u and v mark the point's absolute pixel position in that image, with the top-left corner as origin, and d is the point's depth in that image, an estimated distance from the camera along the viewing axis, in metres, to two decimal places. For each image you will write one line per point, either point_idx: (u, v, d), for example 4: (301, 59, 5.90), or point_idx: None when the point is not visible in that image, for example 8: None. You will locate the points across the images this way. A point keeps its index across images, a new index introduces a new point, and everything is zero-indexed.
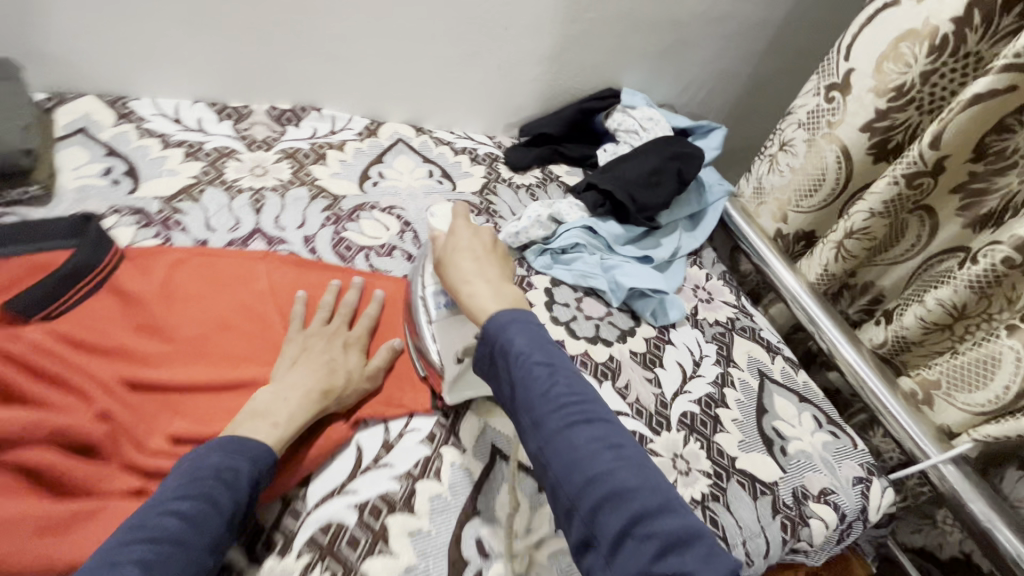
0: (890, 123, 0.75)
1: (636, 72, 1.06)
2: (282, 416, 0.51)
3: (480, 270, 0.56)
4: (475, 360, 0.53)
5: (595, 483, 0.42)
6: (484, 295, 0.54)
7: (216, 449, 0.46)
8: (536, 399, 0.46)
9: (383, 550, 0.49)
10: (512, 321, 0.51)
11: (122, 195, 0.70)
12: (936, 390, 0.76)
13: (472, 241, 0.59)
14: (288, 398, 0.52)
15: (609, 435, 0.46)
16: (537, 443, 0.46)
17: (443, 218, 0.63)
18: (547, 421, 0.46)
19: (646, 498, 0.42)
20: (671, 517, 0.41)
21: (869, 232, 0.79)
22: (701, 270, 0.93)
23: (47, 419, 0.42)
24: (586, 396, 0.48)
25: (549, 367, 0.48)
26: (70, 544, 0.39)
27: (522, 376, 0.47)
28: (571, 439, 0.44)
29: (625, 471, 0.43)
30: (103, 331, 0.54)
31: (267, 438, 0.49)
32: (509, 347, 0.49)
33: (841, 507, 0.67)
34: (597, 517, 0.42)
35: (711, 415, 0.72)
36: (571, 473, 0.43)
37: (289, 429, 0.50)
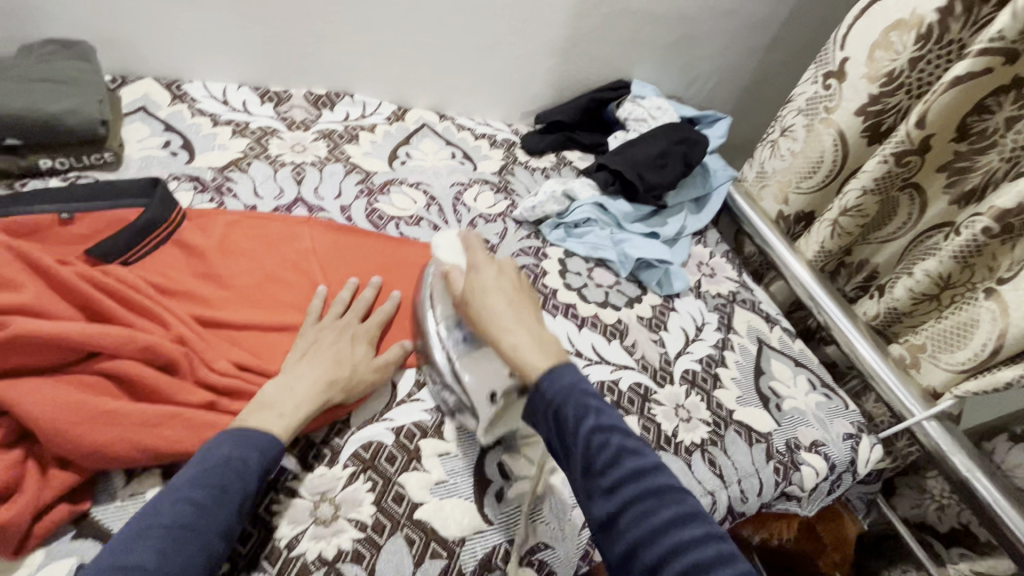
0: (882, 107, 0.81)
1: (646, 64, 1.13)
2: (288, 406, 0.50)
3: (515, 313, 0.53)
4: (528, 417, 0.49)
5: (675, 554, 0.39)
6: (528, 344, 0.51)
7: (228, 440, 0.45)
8: (603, 467, 0.43)
9: (418, 467, 0.55)
10: (566, 383, 0.47)
11: (180, 165, 0.78)
12: (923, 354, 0.82)
13: (499, 280, 0.56)
14: (294, 388, 0.52)
15: (683, 502, 0.42)
16: (606, 511, 0.42)
17: (451, 250, 0.61)
18: (617, 489, 0.42)
19: (731, 569, 0.38)
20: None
21: (861, 210, 0.85)
22: (705, 248, 0.99)
23: (137, 338, 0.49)
24: (654, 462, 0.44)
25: (611, 431, 0.44)
26: (155, 436, 0.46)
27: (584, 443, 0.44)
28: (644, 509, 0.41)
29: (708, 545, 0.39)
30: (171, 277, 0.62)
31: (272, 427, 0.48)
32: (568, 411, 0.45)
33: (831, 457, 0.73)
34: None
35: (711, 373, 0.78)
36: (648, 542, 0.40)
37: (296, 418, 0.50)
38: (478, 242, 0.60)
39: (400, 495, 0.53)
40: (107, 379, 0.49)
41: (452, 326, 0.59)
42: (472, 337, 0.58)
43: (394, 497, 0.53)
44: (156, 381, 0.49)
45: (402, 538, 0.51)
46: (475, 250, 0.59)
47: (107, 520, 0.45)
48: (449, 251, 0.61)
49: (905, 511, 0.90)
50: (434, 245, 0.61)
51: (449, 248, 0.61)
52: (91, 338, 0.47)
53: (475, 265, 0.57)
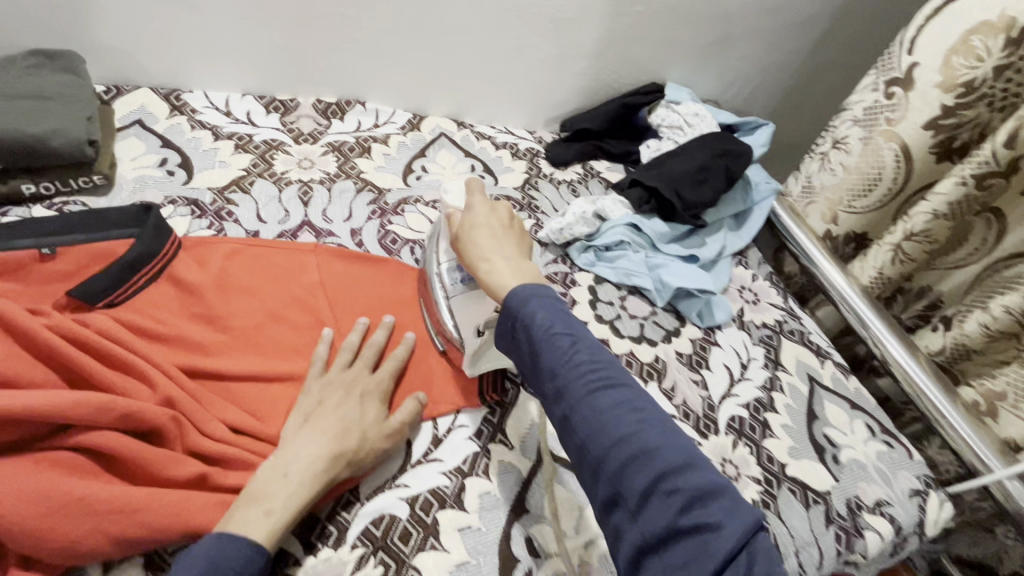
0: (956, 120, 0.72)
1: (682, 66, 1.04)
2: (278, 501, 0.43)
3: (499, 246, 0.54)
4: (496, 335, 0.50)
5: (621, 444, 0.41)
6: (504, 273, 0.52)
7: (198, 557, 0.39)
8: (559, 369, 0.44)
9: (435, 546, 0.49)
10: (529, 294, 0.48)
11: (177, 186, 0.72)
12: (1001, 402, 0.75)
13: (491, 216, 0.57)
14: (289, 474, 0.45)
15: (632, 398, 0.43)
16: (560, 411, 0.44)
17: (457, 194, 0.60)
18: (571, 388, 0.44)
19: (673, 454, 0.41)
20: (697, 473, 0.40)
21: (930, 235, 0.76)
22: (747, 270, 0.91)
23: (116, 405, 0.43)
24: (608, 361, 0.45)
25: (570, 336, 0.46)
26: (135, 522, 0.40)
27: (542, 347, 0.45)
28: (596, 406, 0.43)
29: (651, 434, 0.41)
30: (162, 319, 0.56)
31: (257, 531, 0.41)
32: (529, 320, 0.46)
33: (897, 520, 0.65)
34: (622, 475, 0.40)
35: (760, 420, 0.70)
36: (597, 435, 0.42)
37: (286, 516, 0.43)
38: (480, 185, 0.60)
39: None
40: (82, 455, 0.42)
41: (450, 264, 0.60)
42: (470, 278, 0.58)
43: None
44: (139, 453, 0.43)
45: None
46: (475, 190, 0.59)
47: None
48: (455, 192, 0.61)
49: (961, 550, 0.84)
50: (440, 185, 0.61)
51: (454, 190, 0.60)
52: (63, 409, 0.41)
53: (471, 201, 0.58)
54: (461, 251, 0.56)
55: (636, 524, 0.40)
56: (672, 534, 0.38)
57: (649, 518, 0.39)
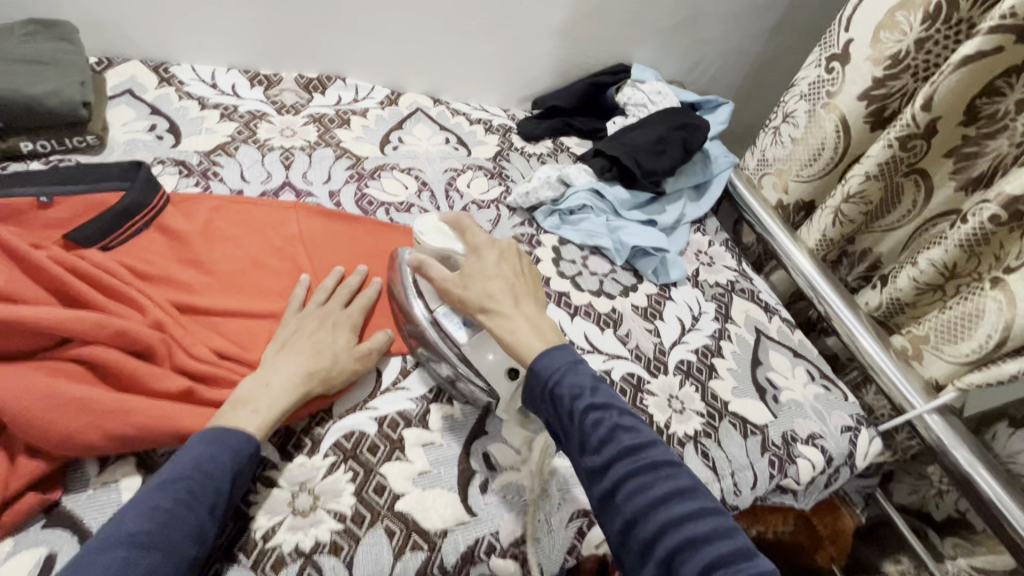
0: (886, 90, 0.78)
1: (647, 48, 1.10)
2: (263, 403, 0.49)
3: (514, 299, 0.55)
4: (527, 399, 0.52)
5: (668, 529, 0.42)
6: (525, 334, 0.52)
7: (201, 441, 0.44)
8: (598, 444, 0.46)
9: (400, 457, 0.54)
10: (561, 363, 0.50)
11: (166, 149, 0.77)
12: (925, 345, 0.81)
13: (499, 267, 0.57)
14: (271, 384, 0.50)
15: (676, 479, 0.44)
16: (604, 487, 0.45)
17: (434, 234, 0.62)
18: (613, 467, 0.45)
19: (721, 543, 0.41)
20: (747, 563, 0.41)
21: (865, 196, 0.82)
22: (704, 236, 0.97)
23: (110, 322, 0.48)
24: (648, 439, 0.47)
25: (606, 410, 0.47)
26: (129, 421, 0.45)
27: (580, 421, 0.47)
28: (640, 485, 0.44)
29: (698, 522, 0.42)
30: (152, 262, 0.61)
31: (248, 425, 0.47)
32: (565, 394, 0.48)
33: (829, 451, 0.71)
34: (673, 561, 0.41)
35: (707, 363, 0.76)
36: (644, 517, 0.43)
37: (270, 415, 0.48)
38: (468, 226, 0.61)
39: (381, 486, 0.52)
40: (81, 366, 0.48)
41: (447, 311, 0.58)
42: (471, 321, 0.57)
43: (375, 488, 0.52)
44: (131, 368, 0.48)
45: (382, 530, 0.50)
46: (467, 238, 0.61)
47: (79, 510, 0.44)
48: (436, 237, 0.61)
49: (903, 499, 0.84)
50: (418, 231, 0.62)
51: (437, 235, 0.61)
52: (63, 324, 0.46)
53: (475, 252, 0.58)
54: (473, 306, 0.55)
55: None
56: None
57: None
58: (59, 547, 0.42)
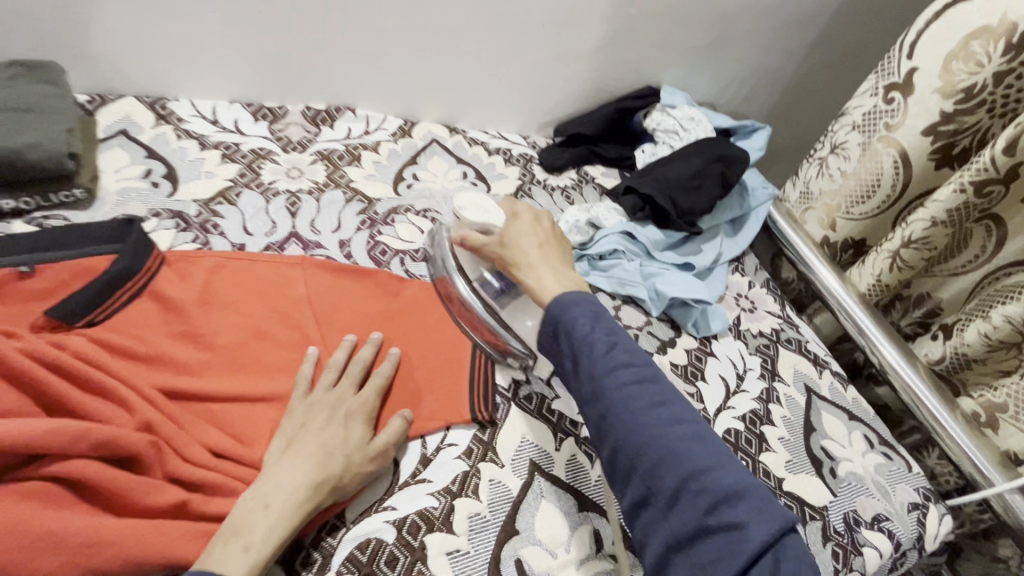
0: (956, 126, 0.71)
1: (677, 69, 1.02)
2: (258, 535, 0.42)
3: (543, 255, 0.60)
4: (539, 339, 0.54)
5: (652, 445, 0.43)
6: (548, 280, 0.57)
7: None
8: (596, 372, 0.47)
9: (423, 571, 0.48)
10: (570, 298, 0.52)
11: (162, 198, 0.71)
12: (1002, 413, 0.74)
13: (534, 227, 0.63)
14: (272, 505, 0.44)
15: (665, 401, 0.46)
16: (596, 410, 0.47)
17: (471, 208, 0.68)
18: (605, 390, 0.46)
19: (701, 458, 0.42)
20: (725, 476, 0.42)
21: (929, 242, 0.74)
22: (743, 278, 0.89)
23: (94, 432, 0.42)
24: (642, 367, 0.48)
25: (604, 336, 0.49)
26: (114, 556, 0.39)
27: (580, 347, 0.49)
28: (628, 407, 0.45)
29: (683, 439, 0.43)
30: (145, 338, 0.55)
31: (242, 566, 0.41)
32: (570, 326, 0.50)
33: (896, 535, 0.64)
34: (654, 475, 0.42)
35: (756, 433, 0.69)
36: (630, 435, 0.44)
37: (268, 548, 0.42)
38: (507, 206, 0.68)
39: None
40: (60, 485, 0.42)
41: (489, 275, 0.68)
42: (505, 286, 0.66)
43: None
44: (115, 483, 0.42)
45: None
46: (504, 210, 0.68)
47: None
48: (475, 213, 0.68)
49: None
50: (459, 207, 0.68)
51: (476, 209, 0.68)
52: (37, 440, 0.40)
53: (513, 215, 0.64)
54: (506, 262, 0.62)
55: (667, 522, 0.42)
56: (699, 535, 0.40)
57: (678, 517, 0.41)
58: None
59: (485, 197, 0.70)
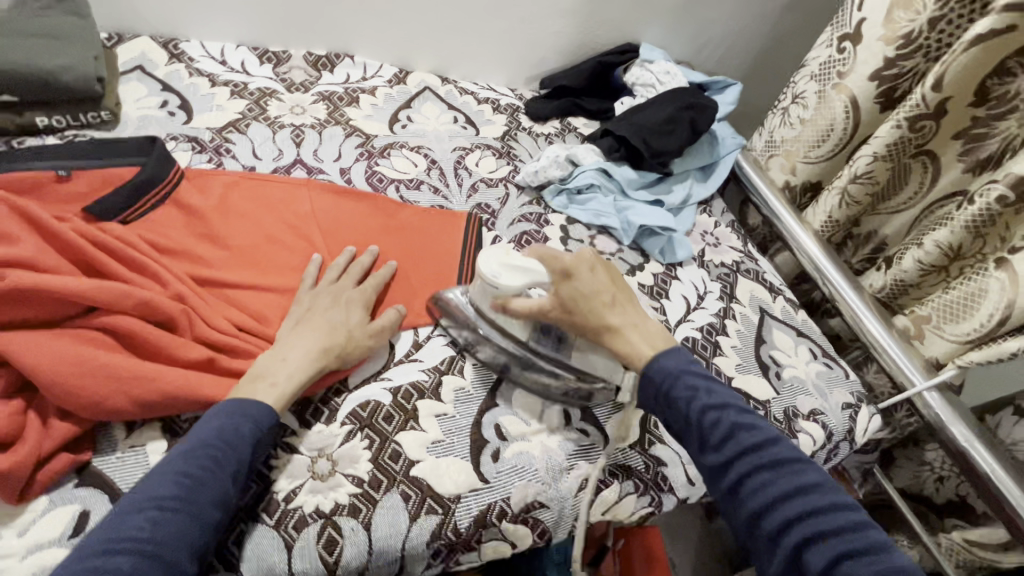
0: (897, 71, 0.78)
1: (656, 26, 1.09)
2: (281, 376, 0.50)
3: (624, 314, 0.58)
4: (646, 402, 0.56)
5: (795, 521, 0.44)
6: (638, 342, 0.57)
7: (220, 412, 0.46)
8: (720, 442, 0.49)
9: (414, 427, 0.56)
10: (676, 368, 0.54)
11: (178, 125, 0.77)
12: (927, 324, 0.82)
13: (596, 282, 0.58)
14: (288, 358, 0.52)
15: (801, 477, 0.46)
16: (727, 483, 0.48)
17: (507, 275, 0.57)
18: (735, 464, 0.48)
19: (850, 536, 0.43)
20: (878, 557, 0.42)
21: (872, 176, 0.82)
22: (710, 217, 0.97)
23: (134, 292, 0.50)
24: (771, 437, 0.49)
25: (723, 410, 0.50)
26: (155, 389, 0.47)
27: (700, 422, 0.50)
28: (762, 481, 0.46)
29: (829, 516, 0.44)
30: (170, 236, 0.62)
31: (267, 399, 0.48)
32: (685, 397, 0.52)
33: (830, 426, 0.73)
34: (801, 551, 0.43)
35: (712, 341, 0.78)
36: (769, 510, 0.45)
37: (291, 386, 0.50)
38: (539, 251, 0.59)
39: (397, 453, 0.54)
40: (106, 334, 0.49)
41: (539, 334, 0.60)
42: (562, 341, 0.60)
43: (390, 455, 0.54)
44: (153, 337, 0.50)
45: (398, 494, 0.52)
46: (540, 257, 0.58)
47: (108, 471, 0.46)
48: (511, 275, 0.57)
49: (903, 482, 0.87)
50: (490, 275, 0.57)
51: (510, 273, 0.57)
52: (86, 293, 0.48)
53: (566, 272, 0.57)
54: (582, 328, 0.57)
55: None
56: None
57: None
58: (91, 505, 0.44)
59: (503, 249, 0.59)
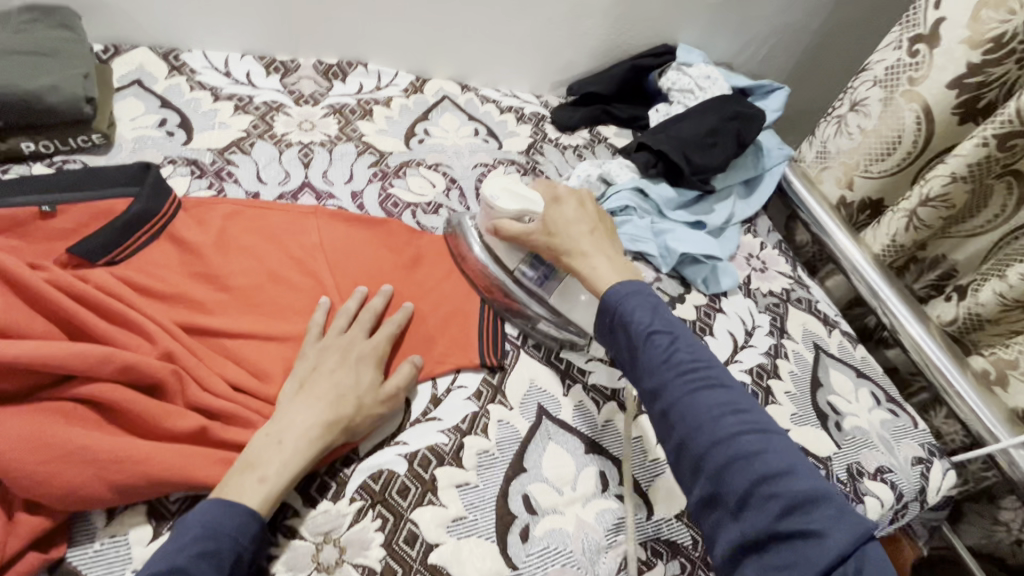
0: (982, 78, 0.69)
1: (695, 26, 1.00)
2: (271, 468, 0.43)
3: (597, 245, 0.57)
4: (595, 330, 0.53)
5: (721, 445, 0.41)
6: (603, 270, 0.54)
7: (198, 520, 0.40)
8: (657, 365, 0.46)
9: (433, 501, 0.49)
10: (629, 292, 0.51)
11: (177, 146, 0.71)
12: (1012, 370, 0.73)
13: (579, 214, 0.58)
14: (284, 442, 0.45)
15: (733, 399, 0.43)
16: (660, 407, 0.45)
17: (504, 198, 0.61)
18: (670, 386, 0.45)
19: (773, 458, 0.40)
20: (797, 479, 0.39)
21: (948, 199, 0.73)
22: (756, 238, 0.88)
23: (118, 356, 0.44)
24: (707, 359, 0.46)
25: (669, 335, 0.47)
26: (139, 472, 0.41)
27: (642, 345, 0.47)
28: (693, 402, 0.43)
29: (753, 437, 0.41)
30: (163, 277, 0.56)
31: (251, 499, 0.42)
32: (629, 322, 0.49)
33: (899, 486, 0.65)
34: (723, 475, 0.40)
35: (763, 386, 0.70)
36: (698, 432, 0.42)
37: (282, 481, 0.43)
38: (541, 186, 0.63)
39: (413, 535, 0.47)
40: (87, 405, 0.43)
41: (527, 265, 0.62)
42: (547, 277, 0.61)
43: (406, 538, 0.47)
44: (138, 407, 0.44)
45: None
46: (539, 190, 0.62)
47: (84, 569, 0.40)
48: (508, 200, 0.61)
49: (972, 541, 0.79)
50: (490, 195, 0.61)
51: (509, 197, 0.61)
52: (64, 361, 0.42)
53: (557, 199, 0.60)
54: (555, 252, 0.58)
55: (737, 524, 0.39)
56: (771, 539, 0.38)
57: (748, 520, 0.39)
58: None
59: (515, 180, 0.64)
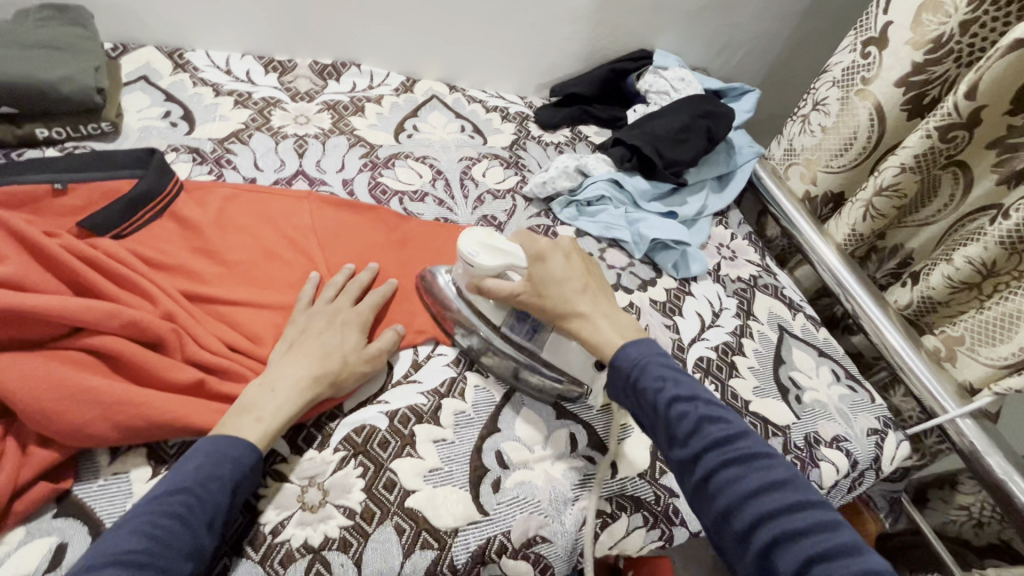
0: (926, 76, 0.74)
1: (671, 32, 1.06)
2: (267, 410, 0.48)
3: (594, 301, 0.55)
4: (611, 392, 0.52)
5: (764, 521, 0.40)
6: (608, 332, 0.53)
7: (201, 450, 0.44)
8: (687, 436, 0.45)
9: (411, 454, 0.53)
10: (643, 356, 0.50)
11: (180, 136, 0.76)
12: (959, 346, 0.78)
13: (568, 269, 0.55)
14: (277, 388, 0.49)
15: (769, 472, 0.42)
16: (695, 478, 0.44)
17: (483, 253, 0.56)
18: (704, 457, 0.44)
19: (824, 536, 0.39)
20: (853, 559, 0.37)
21: (899, 189, 0.78)
22: (726, 229, 0.93)
23: (121, 313, 0.48)
24: (739, 429, 0.45)
25: (692, 401, 0.46)
26: (139, 414, 0.45)
27: (666, 413, 0.46)
28: (732, 476, 0.42)
29: (798, 512, 0.40)
30: (165, 251, 0.60)
31: (251, 435, 0.46)
32: (650, 386, 0.48)
33: (853, 454, 0.69)
34: (770, 553, 0.39)
35: (727, 361, 0.74)
36: (739, 507, 0.41)
37: (276, 421, 0.48)
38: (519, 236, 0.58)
39: (392, 482, 0.51)
40: (94, 357, 0.48)
41: (512, 321, 0.58)
42: (536, 329, 0.58)
43: (385, 484, 0.51)
44: (140, 359, 0.48)
45: (392, 527, 0.49)
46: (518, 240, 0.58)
47: (90, 501, 0.44)
48: (489, 255, 0.56)
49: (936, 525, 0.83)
50: (467, 252, 0.56)
51: (489, 253, 0.56)
52: (73, 315, 0.46)
53: (539, 256, 0.55)
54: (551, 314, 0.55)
55: None
56: None
57: None
58: (69, 537, 0.42)
59: (489, 231, 0.58)
